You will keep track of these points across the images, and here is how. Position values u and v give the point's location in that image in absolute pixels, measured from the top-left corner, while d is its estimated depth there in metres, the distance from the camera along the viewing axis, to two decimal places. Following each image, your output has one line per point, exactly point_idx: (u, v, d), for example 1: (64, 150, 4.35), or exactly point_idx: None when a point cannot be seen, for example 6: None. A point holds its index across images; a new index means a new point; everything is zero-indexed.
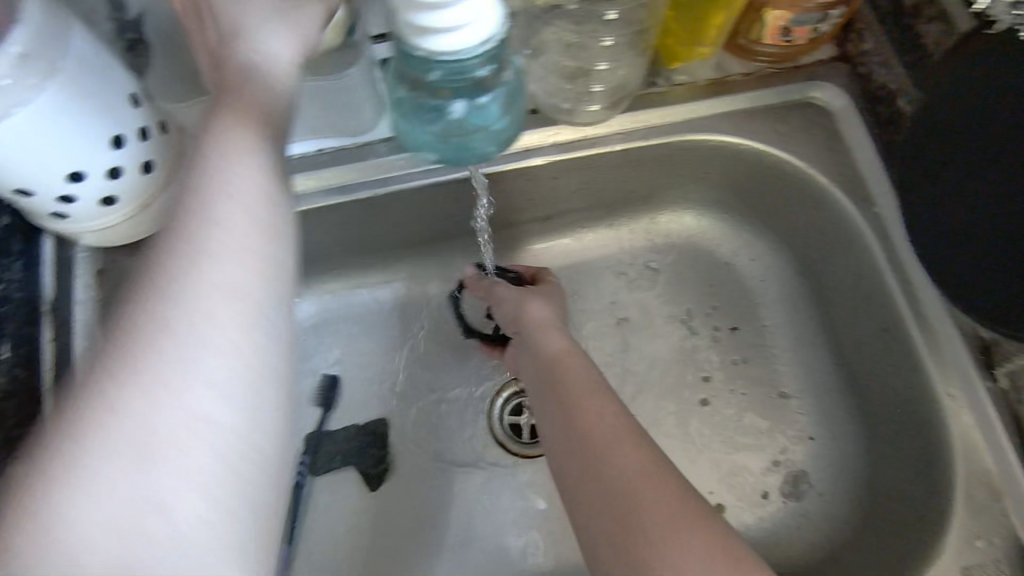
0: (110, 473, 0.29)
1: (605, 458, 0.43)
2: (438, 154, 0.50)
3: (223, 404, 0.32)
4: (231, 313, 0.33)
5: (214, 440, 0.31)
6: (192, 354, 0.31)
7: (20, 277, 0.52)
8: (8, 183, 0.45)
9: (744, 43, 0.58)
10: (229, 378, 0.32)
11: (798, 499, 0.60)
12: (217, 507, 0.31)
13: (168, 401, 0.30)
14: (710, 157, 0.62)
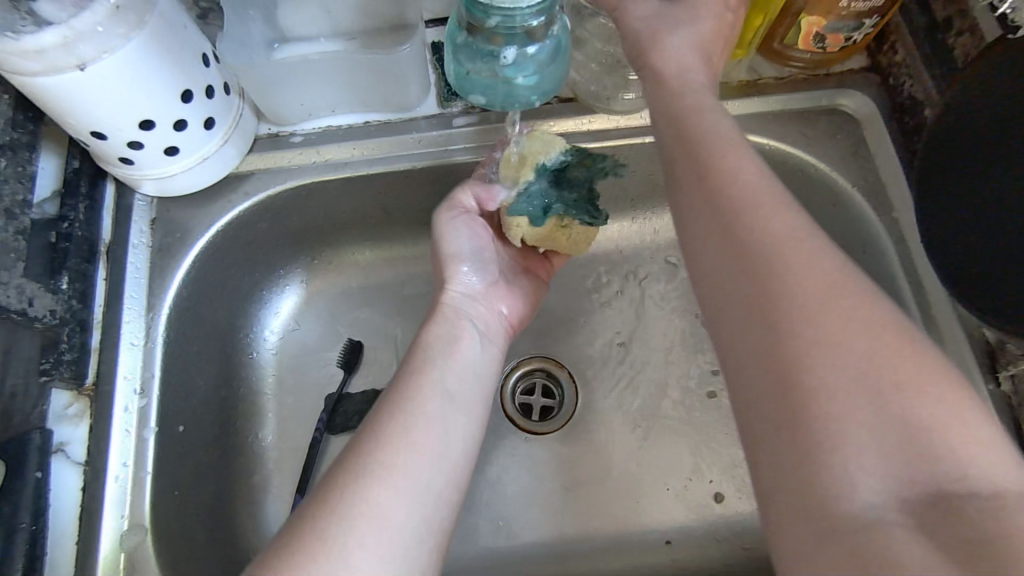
0: (366, 497, 0.41)
1: (797, 277, 0.34)
2: (486, 97, 0.55)
3: (442, 439, 0.47)
4: (456, 385, 0.51)
5: (435, 458, 0.46)
6: (432, 394, 0.49)
7: (83, 217, 0.56)
8: (86, 124, 0.49)
9: (779, 47, 0.61)
10: (451, 428, 0.48)
11: None
12: (434, 488, 0.44)
13: (414, 430, 0.46)
14: None
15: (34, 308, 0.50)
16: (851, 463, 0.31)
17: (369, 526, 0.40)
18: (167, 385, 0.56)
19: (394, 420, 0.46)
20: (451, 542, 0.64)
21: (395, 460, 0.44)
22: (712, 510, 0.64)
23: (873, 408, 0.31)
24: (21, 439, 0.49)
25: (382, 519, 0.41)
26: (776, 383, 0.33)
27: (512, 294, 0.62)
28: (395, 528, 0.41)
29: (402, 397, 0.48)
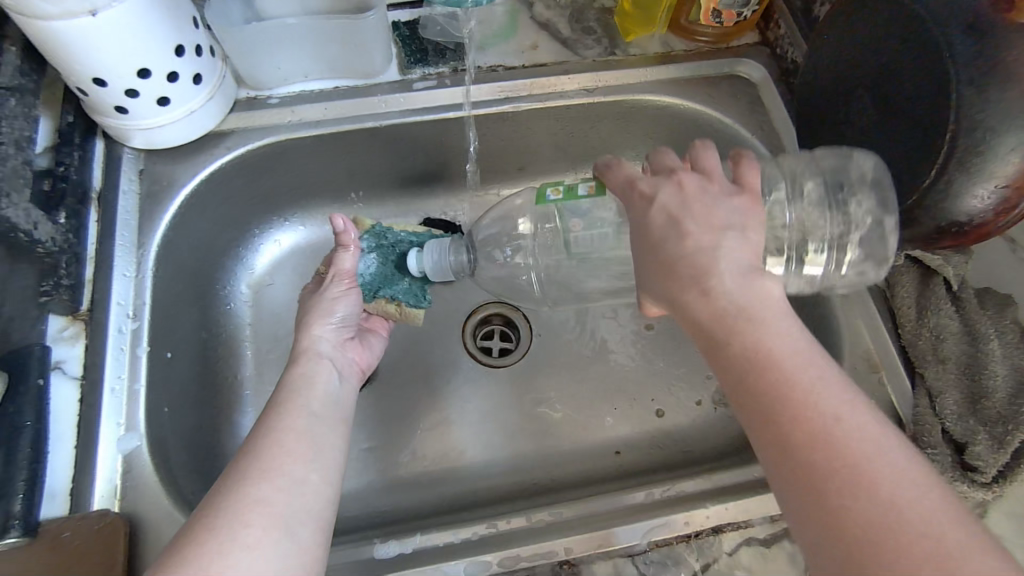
0: (234, 509, 0.44)
1: (797, 396, 0.37)
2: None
3: (309, 440, 0.51)
4: (321, 404, 0.56)
5: (307, 462, 0.49)
6: (298, 415, 0.53)
7: (77, 164, 0.62)
8: (89, 71, 0.55)
9: (686, 23, 0.74)
10: (313, 427, 0.53)
11: (727, 405, 0.72)
12: (309, 483, 0.48)
13: (285, 444, 0.50)
14: (656, 119, 0.75)
15: (38, 233, 0.55)
16: (795, 474, 0.36)
17: (248, 520, 0.43)
18: (156, 313, 0.61)
19: (265, 431, 0.51)
20: (421, 464, 0.70)
21: (275, 467, 0.48)
22: (653, 423, 0.73)
23: (796, 444, 0.36)
24: (23, 352, 0.54)
25: (268, 514, 0.44)
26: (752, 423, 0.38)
27: (360, 346, 0.67)
28: (270, 525, 0.44)
29: (263, 432, 0.51)
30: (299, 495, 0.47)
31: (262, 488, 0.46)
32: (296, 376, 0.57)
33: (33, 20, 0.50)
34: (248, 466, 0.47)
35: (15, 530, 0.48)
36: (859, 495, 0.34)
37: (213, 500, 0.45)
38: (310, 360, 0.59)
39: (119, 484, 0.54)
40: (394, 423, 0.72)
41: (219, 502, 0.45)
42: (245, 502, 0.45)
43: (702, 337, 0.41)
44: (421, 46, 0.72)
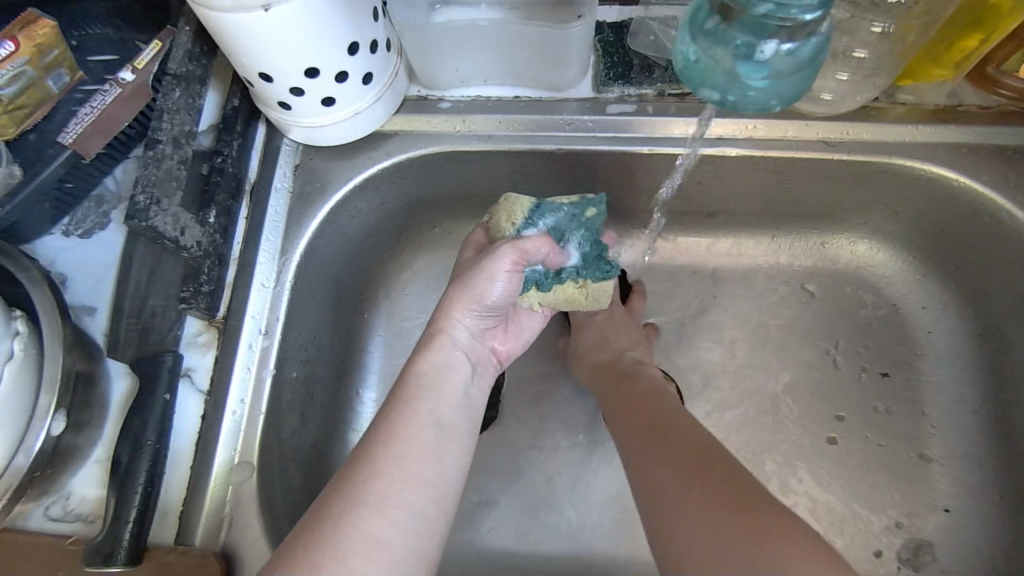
0: (342, 536, 0.39)
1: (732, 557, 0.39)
2: (719, 93, 0.45)
3: (431, 449, 0.45)
4: (447, 410, 0.47)
5: (427, 488, 0.43)
6: (422, 423, 0.45)
7: (236, 154, 0.57)
8: (257, 66, 0.49)
9: (992, 72, 0.53)
10: (431, 438, 0.45)
11: (916, 568, 0.58)
12: (427, 519, 0.42)
13: (400, 459, 0.43)
14: (911, 189, 0.58)
15: (185, 237, 0.51)
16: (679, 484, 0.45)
17: (349, 551, 0.39)
18: (288, 329, 0.57)
19: (379, 436, 0.44)
20: (530, 538, 0.62)
21: (389, 489, 0.42)
22: None
23: (661, 432, 0.50)
24: (154, 359, 0.51)
25: (377, 544, 0.40)
26: (641, 441, 0.51)
27: (506, 333, 0.57)
28: (385, 564, 0.39)
29: (372, 435, 0.44)
30: (415, 525, 0.42)
31: (371, 513, 0.40)
32: (430, 359, 0.49)
33: (205, 10, 0.45)
34: (350, 483, 0.41)
35: (121, 557, 0.45)
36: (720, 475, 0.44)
37: (319, 513, 0.40)
38: (444, 342, 0.50)
39: (225, 516, 0.50)
40: (511, 481, 0.64)
41: (326, 512, 0.40)
42: (352, 524, 0.40)
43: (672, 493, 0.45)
44: (625, 58, 0.59)
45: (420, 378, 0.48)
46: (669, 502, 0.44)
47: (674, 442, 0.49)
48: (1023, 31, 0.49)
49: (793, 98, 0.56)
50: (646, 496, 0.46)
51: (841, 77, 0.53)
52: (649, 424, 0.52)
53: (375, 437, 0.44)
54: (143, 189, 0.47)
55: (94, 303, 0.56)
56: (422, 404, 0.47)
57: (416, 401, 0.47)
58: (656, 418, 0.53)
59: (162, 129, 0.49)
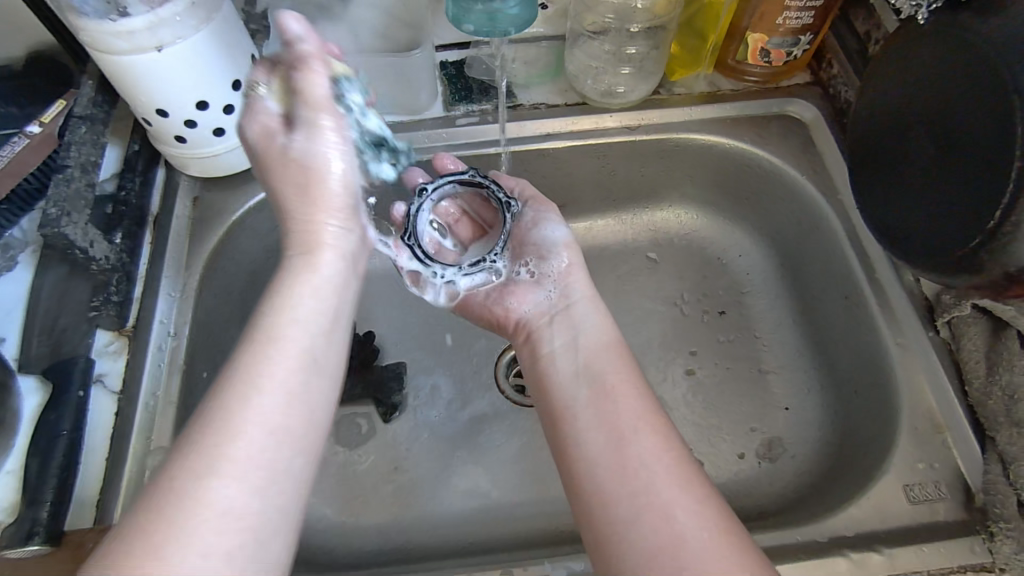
0: (189, 492, 0.36)
1: (670, 523, 0.40)
2: (476, 25, 0.62)
3: (292, 392, 0.41)
4: (308, 326, 0.44)
5: (282, 434, 0.40)
6: (273, 356, 0.41)
7: (138, 188, 0.65)
8: (153, 101, 0.59)
9: (733, 62, 0.72)
10: (293, 369, 0.41)
11: (772, 460, 0.68)
12: (288, 469, 0.39)
13: (262, 409, 0.39)
14: (699, 156, 0.74)
15: (93, 250, 0.58)
16: (613, 440, 0.45)
17: (201, 529, 0.36)
18: (198, 331, 0.63)
19: (229, 390, 0.39)
20: (443, 502, 0.67)
21: (238, 435, 0.38)
22: None
23: (613, 423, 0.46)
24: (66, 363, 0.56)
25: (235, 511, 0.37)
26: (588, 411, 0.48)
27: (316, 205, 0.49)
28: (230, 525, 0.37)
29: (224, 388, 0.40)
30: (274, 473, 0.39)
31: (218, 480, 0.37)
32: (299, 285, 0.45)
33: (107, 55, 0.55)
34: (209, 452, 0.37)
35: (37, 537, 0.48)
36: (669, 507, 0.41)
37: (173, 472, 0.37)
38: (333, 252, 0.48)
39: (144, 498, 0.54)
40: (420, 456, 0.70)
41: (167, 488, 0.36)
42: (184, 517, 0.36)
43: (611, 446, 0.45)
44: (465, 84, 0.74)
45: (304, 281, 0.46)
46: (618, 500, 0.42)
47: (625, 450, 0.44)
48: (738, 29, 0.68)
49: (594, 96, 0.72)
50: (585, 489, 0.44)
51: (624, 70, 0.72)
52: (573, 411, 0.48)
53: (242, 376, 0.40)
54: (55, 204, 0.55)
55: (4, 333, 0.58)
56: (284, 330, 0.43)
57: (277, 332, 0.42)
58: (574, 396, 0.49)
59: (71, 157, 0.58)
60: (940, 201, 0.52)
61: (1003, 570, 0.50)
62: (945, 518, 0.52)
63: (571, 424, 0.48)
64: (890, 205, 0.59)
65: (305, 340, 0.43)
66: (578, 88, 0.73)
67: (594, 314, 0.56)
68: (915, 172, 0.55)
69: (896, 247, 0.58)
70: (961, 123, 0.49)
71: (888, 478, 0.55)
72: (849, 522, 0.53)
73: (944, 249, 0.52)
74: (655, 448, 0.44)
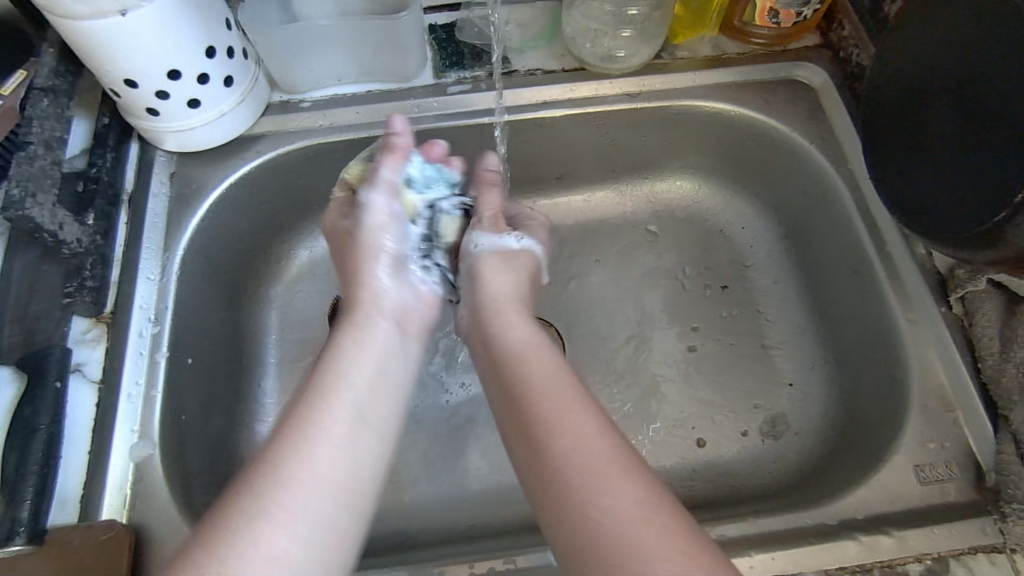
0: (286, 478, 0.38)
1: (600, 521, 0.37)
2: None
3: (366, 423, 0.44)
4: (388, 360, 0.49)
5: (365, 431, 0.43)
6: (353, 364, 0.47)
7: (110, 165, 0.61)
8: (120, 71, 0.55)
9: (739, 24, 0.69)
10: (375, 417, 0.44)
11: (776, 438, 0.66)
12: (362, 463, 0.42)
13: (339, 427, 0.42)
14: (703, 125, 0.71)
15: (63, 233, 0.54)
16: (534, 444, 0.42)
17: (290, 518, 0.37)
18: (179, 317, 0.60)
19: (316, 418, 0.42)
20: (440, 486, 0.66)
21: (328, 427, 0.42)
22: (697, 453, 0.67)
23: (529, 430, 0.43)
24: (42, 353, 0.53)
25: (324, 502, 0.39)
26: (513, 431, 0.45)
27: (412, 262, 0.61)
28: (306, 516, 0.38)
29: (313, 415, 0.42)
30: (350, 461, 0.41)
31: (310, 466, 0.39)
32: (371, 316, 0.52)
33: (66, 20, 0.50)
34: (296, 451, 0.40)
35: (19, 538, 0.46)
36: (591, 494, 0.38)
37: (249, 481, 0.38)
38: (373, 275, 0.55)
39: (130, 493, 0.52)
40: (416, 440, 0.68)
41: (241, 509, 0.37)
42: (282, 504, 0.37)
43: (536, 455, 0.42)
44: (457, 49, 0.70)
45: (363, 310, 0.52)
46: (552, 511, 0.39)
47: (542, 453, 0.41)
48: None
49: (592, 60, 0.68)
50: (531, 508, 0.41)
51: (624, 33, 0.67)
52: (505, 434, 0.46)
53: (324, 380, 0.45)
54: (18, 184, 0.51)
55: None
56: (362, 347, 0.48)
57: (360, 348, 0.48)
58: (501, 416, 0.47)
59: (32, 134, 0.54)
60: (962, 172, 0.50)
61: (1014, 551, 0.49)
62: (956, 499, 0.51)
63: (506, 448, 0.45)
64: (906, 174, 0.56)
65: (380, 358, 0.48)
66: (575, 52, 0.69)
67: (517, 313, 0.55)
68: (934, 141, 0.52)
69: (910, 221, 0.56)
70: (986, 88, 0.46)
71: (898, 459, 0.53)
72: (857, 505, 0.51)
73: (965, 222, 0.49)
74: (571, 441, 0.41)
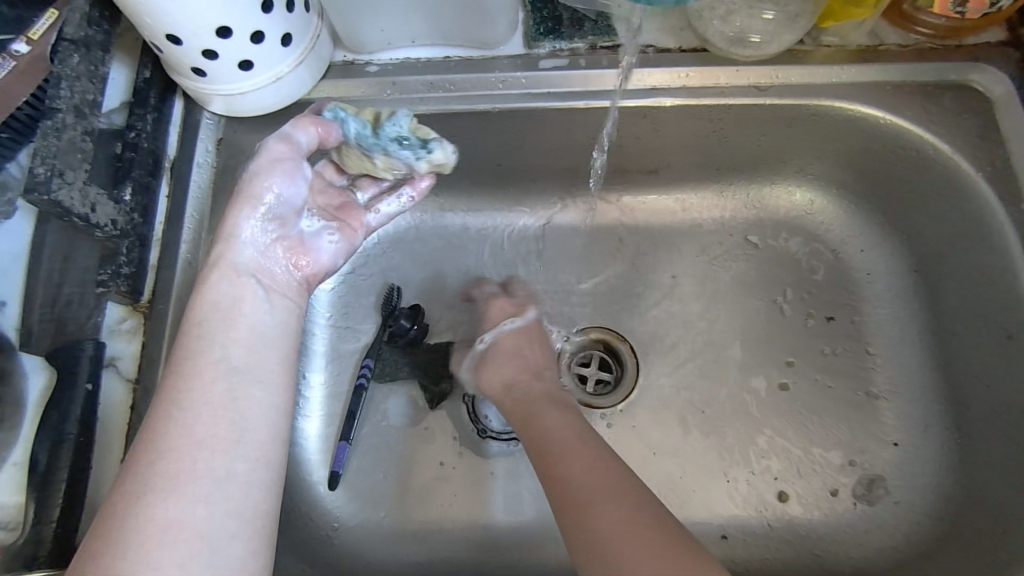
0: (167, 464, 0.38)
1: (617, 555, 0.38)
2: None
3: (237, 429, 0.40)
4: (251, 353, 0.43)
5: (234, 433, 0.40)
6: (210, 375, 0.41)
7: (150, 129, 0.54)
8: (164, 25, 0.46)
9: (908, 9, 0.55)
10: (268, 417, 0.42)
11: (870, 502, 0.59)
12: (250, 460, 0.40)
13: (222, 420, 0.40)
14: (838, 131, 0.59)
15: (96, 215, 0.48)
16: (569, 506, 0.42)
17: (182, 507, 0.37)
18: None
19: (179, 428, 0.39)
20: (490, 510, 0.61)
21: (205, 421, 0.40)
22: (778, 509, 0.60)
23: (568, 483, 0.43)
24: (73, 347, 0.48)
25: (218, 489, 0.38)
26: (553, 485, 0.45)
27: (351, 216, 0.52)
28: (207, 508, 0.37)
29: (174, 418, 0.39)
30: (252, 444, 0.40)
31: (204, 452, 0.39)
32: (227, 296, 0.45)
33: None
34: (169, 439, 0.38)
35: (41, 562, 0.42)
36: (605, 519, 0.40)
37: (141, 473, 0.37)
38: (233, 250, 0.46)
39: None
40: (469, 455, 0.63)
41: (138, 493, 0.37)
42: (160, 501, 0.37)
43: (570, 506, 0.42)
44: (554, 13, 0.58)
45: (221, 297, 0.45)
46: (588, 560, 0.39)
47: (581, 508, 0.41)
48: None
49: (719, 42, 0.56)
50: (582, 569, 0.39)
51: (767, 15, 0.55)
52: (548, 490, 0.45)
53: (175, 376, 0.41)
54: (44, 160, 0.44)
55: (1, 296, 0.47)
56: (227, 331, 0.43)
57: (227, 334, 0.43)
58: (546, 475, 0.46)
59: (60, 98, 0.47)
60: None
61: None
62: None
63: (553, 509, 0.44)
64: None
65: (243, 354, 0.43)
66: (698, 29, 0.57)
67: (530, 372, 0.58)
68: None
69: None
70: None
71: None
72: None
73: None
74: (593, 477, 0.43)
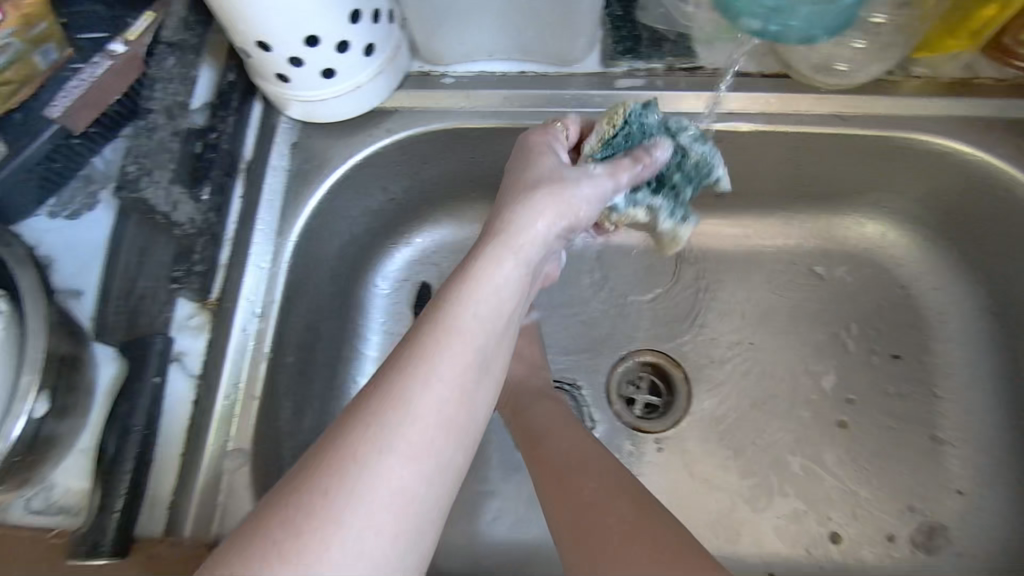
0: (375, 464, 0.34)
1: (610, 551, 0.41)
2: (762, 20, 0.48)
3: (446, 422, 0.36)
4: (490, 314, 0.39)
5: (437, 428, 0.36)
6: (455, 322, 0.38)
7: (230, 130, 0.54)
8: (255, 33, 0.47)
9: (1009, 44, 0.52)
10: (455, 377, 0.37)
11: (930, 552, 0.57)
12: (436, 469, 0.36)
13: (423, 412, 0.35)
14: (917, 164, 0.57)
15: (177, 211, 0.50)
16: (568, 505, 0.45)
17: (377, 484, 0.34)
18: (285, 311, 0.55)
19: (373, 438, 0.34)
20: (531, 528, 0.60)
21: (416, 412, 0.35)
22: (830, 552, 0.58)
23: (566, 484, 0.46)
24: (146, 341, 0.49)
25: (395, 492, 0.34)
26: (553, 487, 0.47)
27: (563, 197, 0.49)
28: (384, 521, 0.33)
29: (375, 430, 0.34)
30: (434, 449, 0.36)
31: (397, 433, 0.35)
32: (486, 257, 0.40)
33: None
34: (367, 440, 0.34)
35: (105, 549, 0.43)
36: (602, 514, 0.43)
37: (336, 461, 0.34)
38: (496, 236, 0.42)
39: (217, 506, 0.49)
40: (515, 471, 0.62)
41: (345, 463, 0.34)
42: (371, 452, 0.34)
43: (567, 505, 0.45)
44: (633, 32, 0.57)
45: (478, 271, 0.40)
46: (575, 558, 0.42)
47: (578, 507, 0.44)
48: None
49: (804, 67, 0.55)
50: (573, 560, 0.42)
51: (856, 44, 0.53)
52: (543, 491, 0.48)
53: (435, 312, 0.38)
54: None
55: (81, 286, 0.50)
56: (475, 293, 0.39)
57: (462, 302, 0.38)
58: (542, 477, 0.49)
59: None
60: None
61: None
62: None
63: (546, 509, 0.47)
64: None
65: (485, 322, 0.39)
66: (782, 54, 0.56)
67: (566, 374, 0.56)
68: None
69: None
70: None
71: None
72: None
73: None
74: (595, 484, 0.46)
